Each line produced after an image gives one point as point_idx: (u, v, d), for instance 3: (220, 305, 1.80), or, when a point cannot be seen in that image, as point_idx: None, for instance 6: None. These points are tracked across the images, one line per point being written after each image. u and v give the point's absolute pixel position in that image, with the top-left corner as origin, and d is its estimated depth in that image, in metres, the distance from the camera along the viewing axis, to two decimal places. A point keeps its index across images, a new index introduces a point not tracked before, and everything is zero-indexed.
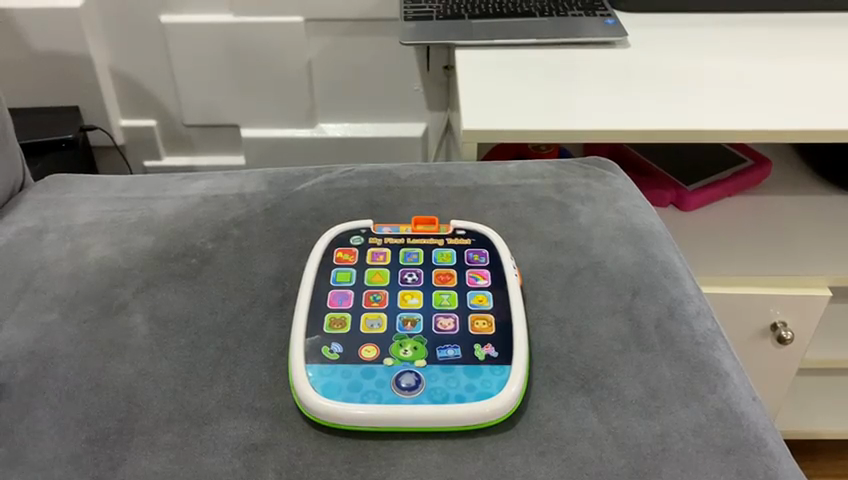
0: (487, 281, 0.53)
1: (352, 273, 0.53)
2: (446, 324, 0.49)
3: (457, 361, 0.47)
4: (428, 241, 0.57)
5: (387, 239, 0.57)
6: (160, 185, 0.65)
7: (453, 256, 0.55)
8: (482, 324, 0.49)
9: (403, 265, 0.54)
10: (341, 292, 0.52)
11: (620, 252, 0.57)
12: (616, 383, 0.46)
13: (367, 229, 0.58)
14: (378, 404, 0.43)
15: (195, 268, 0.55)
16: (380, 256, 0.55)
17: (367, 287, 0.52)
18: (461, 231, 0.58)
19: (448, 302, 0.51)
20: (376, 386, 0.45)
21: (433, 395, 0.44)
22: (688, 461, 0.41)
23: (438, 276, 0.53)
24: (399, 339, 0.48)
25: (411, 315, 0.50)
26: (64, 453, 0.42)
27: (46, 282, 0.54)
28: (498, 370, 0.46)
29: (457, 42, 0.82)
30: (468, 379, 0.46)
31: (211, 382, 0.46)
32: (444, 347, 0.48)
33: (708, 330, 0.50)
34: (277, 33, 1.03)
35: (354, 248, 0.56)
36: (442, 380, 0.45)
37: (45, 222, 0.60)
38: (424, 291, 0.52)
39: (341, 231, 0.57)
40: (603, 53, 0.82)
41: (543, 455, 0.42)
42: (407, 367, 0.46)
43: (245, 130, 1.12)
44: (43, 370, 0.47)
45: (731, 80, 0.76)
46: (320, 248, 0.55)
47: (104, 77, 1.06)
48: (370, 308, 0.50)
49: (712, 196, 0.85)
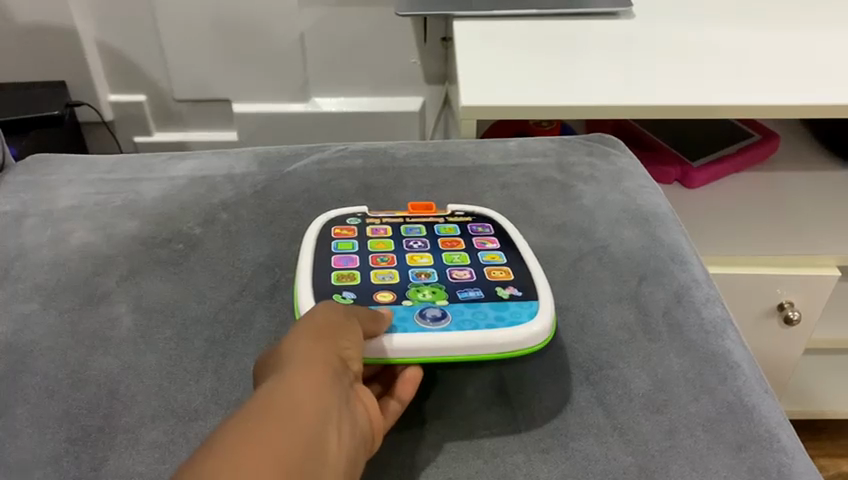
0: (497, 244, 0.52)
1: (353, 243, 0.51)
2: (461, 274, 0.48)
3: (480, 299, 0.45)
4: (428, 220, 0.54)
5: (384, 218, 0.54)
6: (146, 167, 0.62)
7: (456, 229, 0.53)
8: (499, 272, 0.48)
9: (405, 236, 0.52)
10: (345, 256, 0.49)
11: (624, 235, 0.54)
12: (622, 375, 0.44)
13: (363, 213, 0.55)
14: (405, 335, 0.42)
15: (181, 254, 0.53)
16: (381, 231, 0.53)
17: (372, 252, 0.50)
18: (460, 211, 0.55)
19: (460, 259, 0.50)
20: (400, 320, 0.43)
21: (461, 323, 0.43)
22: (697, 457, 0.40)
23: (444, 242, 0.52)
24: (415, 286, 0.46)
25: (423, 269, 0.48)
26: (43, 454, 0.40)
27: (25, 270, 0.51)
28: (525, 304, 0.45)
29: (455, 12, 0.78)
30: (496, 311, 0.44)
31: (198, 376, 0.44)
32: (465, 290, 0.46)
33: (717, 318, 0.48)
34: (269, 7, 0.99)
35: (353, 226, 0.53)
36: (469, 313, 0.44)
37: (26, 206, 0.58)
38: (433, 252, 0.50)
39: (336, 215, 0.55)
40: (606, 25, 0.78)
41: (546, 453, 0.40)
42: (428, 305, 0.44)
43: (237, 105, 1.08)
44: (21, 365, 0.45)
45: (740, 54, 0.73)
46: (317, 226, 0.53)
47: (90, 50, 1.02)
48: (378, 266, 0.49)
49: (719, 172, 0.82)
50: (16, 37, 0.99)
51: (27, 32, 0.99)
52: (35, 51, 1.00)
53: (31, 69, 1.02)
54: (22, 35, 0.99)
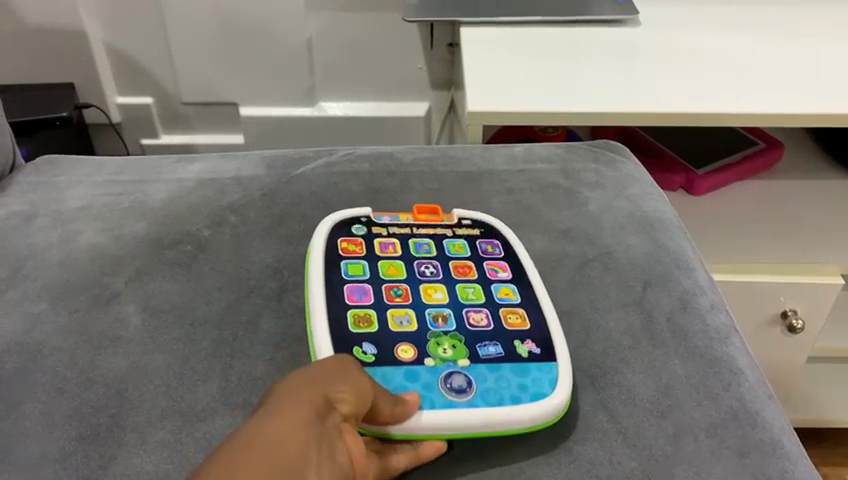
0: (508, 274, 0.51)
1: (363, 265, 0.51)
2: (479, 320, 0.47)
3: (502, 360, 0.45)
4: (437, 232, 0.54)
5: (392, 229, 0.54)
6: (155, 169, 0.63)
7: (465, 247, 0.53)
8: (515, 318, 0.48)
9: (416, 257, 0.52)
10: (358, 287, 0.49)
11: (630, 241, 0.55)
12: (626, 380, 0.45)
13: (367, 218, 0.55)
14: (431, 410, 0.41)
15: (189, 256, 0.53)
16: (389, 247, 0.53)
17: (384, 281, 0.50)
18: (467, 221, 0.56)
19: (474, 296, 0.49)
20: (424, 390, 0.42)
21: (486, 396, 0.42)
22: (700, 463, 0.40)
23: (456, 269, 0.51)
24: (435, 337, 0.46)
25: (440, 311, 0.48)
26: (52, 451, 0.40)
27: (35, 270, 0.52)
28: (546, 368, 0.44)
29: (462, 19, 0.78)
30: (518, 378, 0.44)
31: (204, 377, 0.45)
32: (484, 344, 0.46)
33: (721, 325, 0.49)
34: (277, 10, 0.99)
35: (359, 238, 0.53)
36: (493, 381, 0.43)
37: (35, 206, 0.58)
38: (446, 284, 0.50)
39: (338, 220, 0.54)
40: (610, 34, 0.79)
41: (551, 457, 0.41)
42: (451, 367, 0.44)
43: (244, 108, 1.08)
44: (30, 363, 0.45)
45: (745, 62, 0.73)
46: (321, 237, 0.52)
47: (98, 52, 1.03)
48: (394, 304, 0.48)
49: (722, 181, 0.82)
50: (25, 38, 1.00)
51: (36, 34, 0.99)
52: (44, 53, 1.01)
53: (40, 71, 1.02)
54: (31, 37, 0.99)
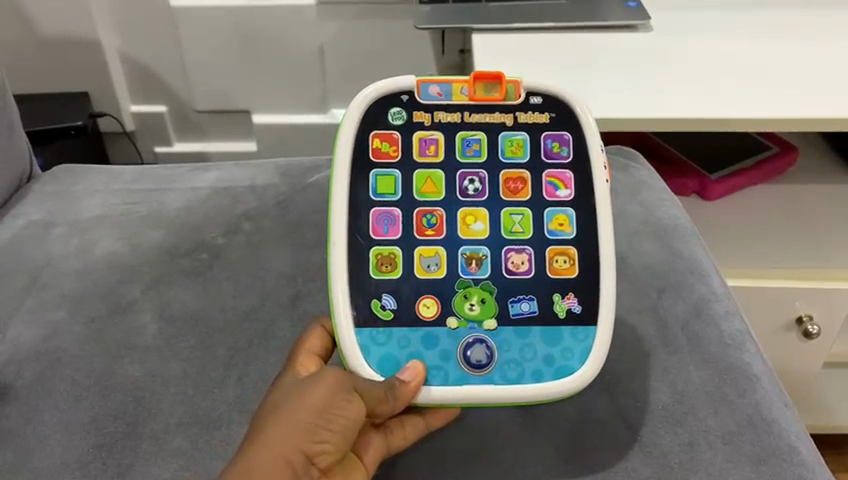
0: (569, 193, 0.45)
1: (396, 178, 0.45)
2: (518, 265, 0.44)
3: (533, 322, 0.43)
4: (493, 118, 0.46)
5: (438, 115, 0.46)
6: (170, 177, 0.63)
7: (526, 146, 0.46)
8: (563, 263, 0.44)
9: (462, 164, 0.45)
10: (385, 212, 0.44)
11: (643, 248, 0.55)
12: (642, 388, 0.46)
13: (410, 95, 0.46)
14: (447, 386, 0.41)
15: (205, 264, 0.54)
16: (430, 146, 0.45)
17: (419, 203, 0.45)
18: (537, 99, 0.46)
19: (521, 228, 0.44)
20: (440, 360, 0.42)
21: (505, 371, 0.42)
22: (716, 470, 0.42)
23: (506, 185, 0.45)
24: (464, 288, 0.43)
25: (475, 250, 0.44)
26: (71, 459, 0.42)
27: (52, 278, 0.53)
28: (580, 336, 0.43)
29: (473, 25, 0.74)
30: (546, 347, 0.43)
31: (222, 383, 0.46)
32: (517, 300, 0.43)
33: (736, 331, 0.50)
34: (288, 18, 0.98)
35: (395, 132, 0.45)
36: (517, 350, 0.42)
37: (52, 215, 0.59)
38: (490, 209, 0.45)
39: (375, 98, 0.46)
40: (623, 39, 0.74)
41: (566, 463, 0.43)
42: (475, 331, 0.43)
43: (256, 116, 1.08)
44: (51, 372, 0.47)
45: (771, 69, 0.69)
46: (351, 128, 0.45)
47: (112, 62, 1.03)
48: (424, 239, 0.44)
49: (736, 185, 0.78)
50: (40, 49, 1.00)
51: (51, 44, 1.00)
52: (60, 64, 1.02)
53: (57, 81, 1.03)
54: (47, 47, 1.00)
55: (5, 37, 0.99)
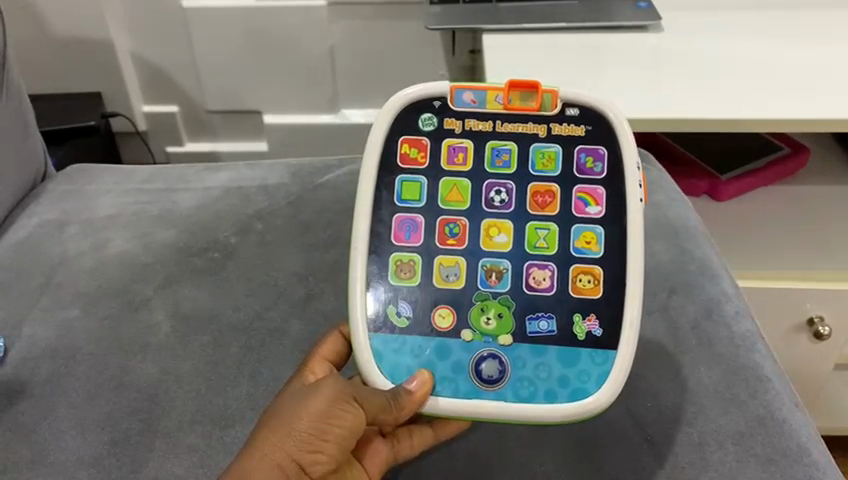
0: (600, 209, 0.44)
1: (421, 185, 0.45)
2: (540, 280, 0.43)
3: (551, 340, 0.42)
4: (526, 128, 0.45)
5: (470, 122, 0.45)
6: (181, 177, 0.64)
7: (558, 158, 0.45)
8: (587, 282, 0.43)
9: (490, 173, 0.45)
10: (408, 219, 0.44)
11: (655, 248, 0.56)
12: (652, 388, 0.47)
13: (442, 101, 0.46)
14: (456, 398, 0.41)
15: (217, 263, 0.54)
16: (459, 154, 0.45)
17: (443, 212, 0.45)
18: (574, 110, 0.45)
19: (546, 243, 0.44)
20: (453, 373, 0.41)
21: (518, 388, 0.41)
22: (726, 470, 0.42)
23: (534, 197, 0.44)
24: (482, 301, 0.43)
25: (497, 262, 0.43)
26: (85, 455, 0.43)
27: (66, 277, 0.53)
28: (599, 359, 0.42)
29: (483, 25, 0.74)
30: (561, 368, 0.41)
31: (235, 381, 0.47)
32: (536, 317, 0.42)
33: (747, 332, 0.50)
34: (298, 19, 0.98)
35: (424, 139, 0.45)
36: (531, 368, 0.41)
37: (66, 214, 0.59)
38: (516, 223, 0.44)
39: (409, 103, 0.46)
40: (633, 40, 0.74)
41: (576, 463, 0.44)
42: (490, 345, 0.42)
43: (267, 116, 1.09)
44: (66, 369, 0.47)
45: (784, 69, 0.69)
46: (382, 130, 0.45)
47: (125, 63, 1.04)
48: (445, 248, 0.44)
49: (748, 186, 0.78)
50: (54, 49, 1.01)
51: (63, 44, 1.01)
52: (74, 65, 1.03)
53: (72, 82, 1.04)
54: (59, 46, 1.01)
55: (20, 38, 1.00)
